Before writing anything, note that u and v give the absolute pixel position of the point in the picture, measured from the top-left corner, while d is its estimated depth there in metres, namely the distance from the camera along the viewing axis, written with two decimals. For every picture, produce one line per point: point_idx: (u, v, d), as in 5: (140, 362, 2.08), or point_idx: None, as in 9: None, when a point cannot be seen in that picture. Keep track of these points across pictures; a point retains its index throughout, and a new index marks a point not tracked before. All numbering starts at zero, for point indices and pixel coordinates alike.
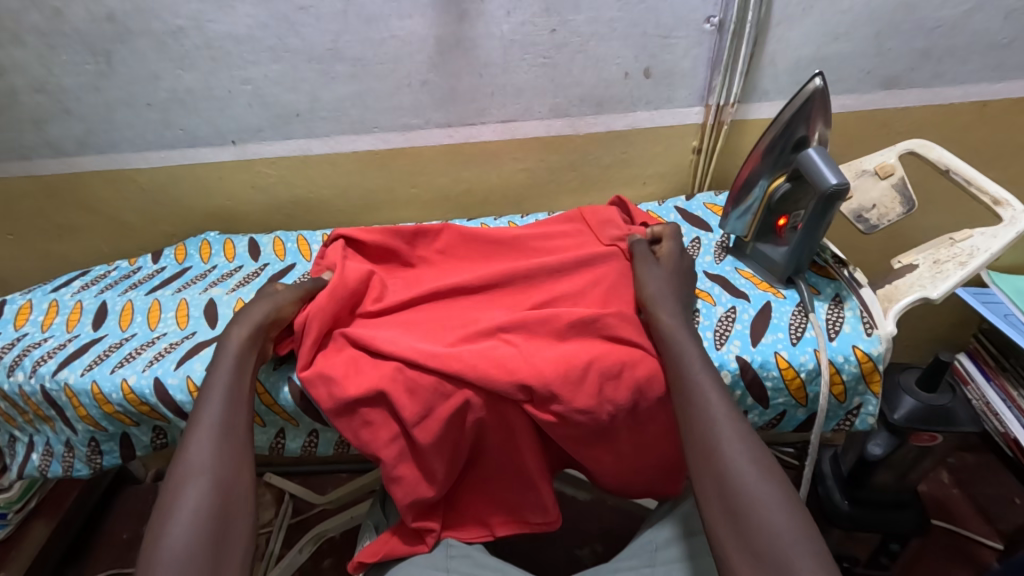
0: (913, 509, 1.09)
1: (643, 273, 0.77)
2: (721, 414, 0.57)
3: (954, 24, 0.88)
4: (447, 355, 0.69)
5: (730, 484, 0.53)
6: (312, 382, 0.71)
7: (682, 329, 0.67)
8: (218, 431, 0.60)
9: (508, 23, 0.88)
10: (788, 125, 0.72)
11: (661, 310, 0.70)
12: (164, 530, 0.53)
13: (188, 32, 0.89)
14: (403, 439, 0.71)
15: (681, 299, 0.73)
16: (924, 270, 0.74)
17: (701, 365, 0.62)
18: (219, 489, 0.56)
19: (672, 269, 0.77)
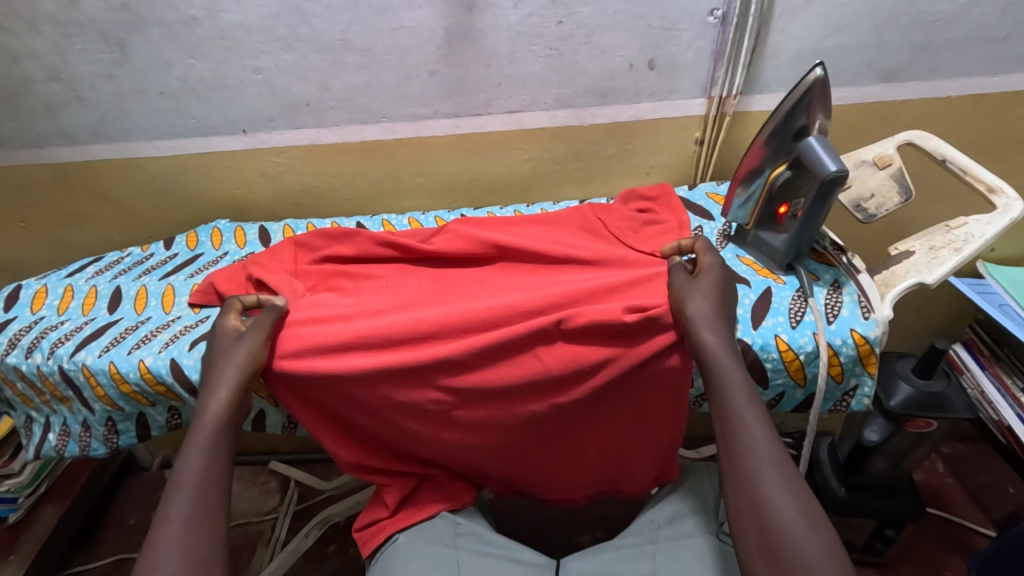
0: (908, 496, 1.12)
1: (680, 287, 0.69)
2: (767, 455, 0.57)
3: (952, 18, 0.90)
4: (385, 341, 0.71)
5: (773, 527, 0.54)
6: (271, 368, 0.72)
7: (725, 353, 0.63)
8: (191, 526, 0.57)
9: (515, 14, 0.90)
10: (789, 114, 0.73)
11: (708, 329, 0.64)
12: None
13: (201, 22, 0.91)
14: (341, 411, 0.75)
15: (724, 322, 0.66)
16: (920, 256, 0.75)
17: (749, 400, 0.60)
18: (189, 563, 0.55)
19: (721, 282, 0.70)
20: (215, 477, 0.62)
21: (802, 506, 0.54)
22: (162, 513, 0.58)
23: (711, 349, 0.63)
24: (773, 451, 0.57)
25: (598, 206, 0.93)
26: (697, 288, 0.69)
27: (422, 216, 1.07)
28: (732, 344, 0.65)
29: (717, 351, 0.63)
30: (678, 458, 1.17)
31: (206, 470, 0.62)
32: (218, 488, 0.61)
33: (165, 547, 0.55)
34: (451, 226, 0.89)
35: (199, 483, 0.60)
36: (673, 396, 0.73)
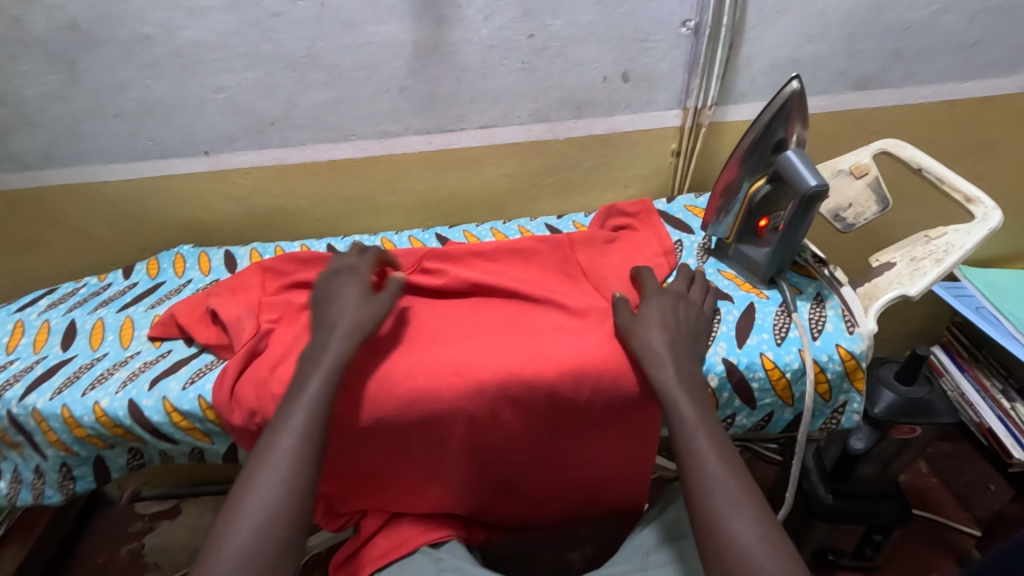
0: (895, 501, 1.13)
1: (625, 324, 0.70)
2: (721, 480, 0.57)
3: (923, 26, 0.90)
4: None
5: (726, 557, 0.53)
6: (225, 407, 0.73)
7: (677, 383, 0.64)
8: (287, 479, 0.59)
9: (486, 28, 0.87)
10: (767, 127, 0.72)
11: (651, 362, 0.65)
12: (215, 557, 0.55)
13: (157, 40, 0.87)
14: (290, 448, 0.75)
15: (678, 351, 0.67)
16: (902, 268, 0.74)
17: (699, 429, 0.60)
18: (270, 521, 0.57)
19: (668, 314, 0.70)
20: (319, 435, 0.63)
21: (761, 532, 0.53)
22: (282, 423, 0.63)
23: (666, 382, 0.64)
24: (732, 481, 0.57)
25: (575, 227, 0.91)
26: (646, 320, 0.69)
27: (396, 235, 1.04)
28: (689, 375, 0.65)
29: (675, 383, 0.64)
30: (665, 471, 1.15)
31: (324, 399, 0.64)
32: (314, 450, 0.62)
33: (278, 458, 0.60)
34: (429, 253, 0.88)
35: (303, 435, 0.62)
36: (638, 437, 0.74)
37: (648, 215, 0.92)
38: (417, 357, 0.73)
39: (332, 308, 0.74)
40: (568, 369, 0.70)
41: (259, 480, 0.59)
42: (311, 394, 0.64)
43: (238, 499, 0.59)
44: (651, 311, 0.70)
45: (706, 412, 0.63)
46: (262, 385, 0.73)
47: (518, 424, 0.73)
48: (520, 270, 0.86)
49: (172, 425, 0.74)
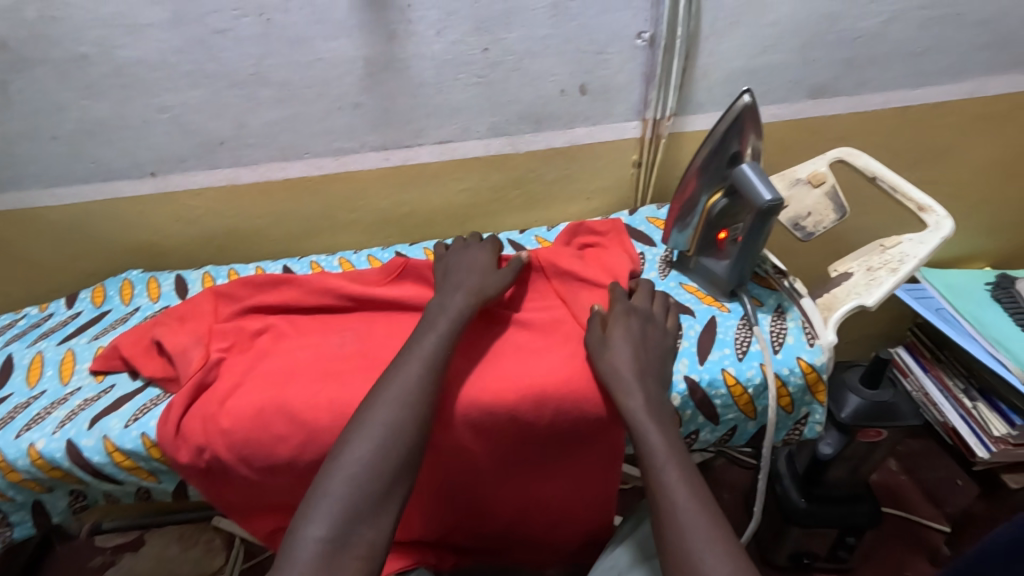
0: (867, 502, 1.13)
1: (594, 347, 0.69)
2: (691, 511, 0.55)
3: (873, 35, 0.91)
4: (257, 415, 0.69)
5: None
6: (173, 443, 0.69)
7: (646, 412, 0.62)
8: (408, 401, 0.62)
9: (439, 43, 0.85)
10: (723, 139, 0.71)
11: (618, 389, 0.64)
12: (337, 463, 0.58)
13: (93, 60, 0.83)
14: (239, 483, 0.71)
15: (645, 379, 0.65)
16: (859, 278, 0.74)
17: (668, 460, 0.58)
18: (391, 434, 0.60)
19: (635, 336, 0.69)
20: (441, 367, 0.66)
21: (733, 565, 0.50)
22: (411, 352, 0.67)
23: (637, 412, 0.62)
24: (702, 515, 0.54)
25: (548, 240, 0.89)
26: (615, 343, 0.68)
27: (355, 255, 1.01)
28: (658, 403, 0.64)
29: (647, 413, 0.62)
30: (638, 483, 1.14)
31: (435, 355, 0.66)
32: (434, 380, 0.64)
33: (396, 397, 0.62)
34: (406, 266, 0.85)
35: (427, 364, 0.65)
36: (603, 458, 0.73)
37: (611, 228, 0.91)
38: None
39: (456, 273, 0.79)
40: (529, 393, 0.68)
41: (373, 417, 0.61)
42: (440, 331, 0.69)
43: (351, 434, 0.60)
44: (619, 333, 0.69)
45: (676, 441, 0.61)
46: (209, 421, 0.69)
47: (481, 449, 0.70)
48: None
49: (114, 465, 0.71)
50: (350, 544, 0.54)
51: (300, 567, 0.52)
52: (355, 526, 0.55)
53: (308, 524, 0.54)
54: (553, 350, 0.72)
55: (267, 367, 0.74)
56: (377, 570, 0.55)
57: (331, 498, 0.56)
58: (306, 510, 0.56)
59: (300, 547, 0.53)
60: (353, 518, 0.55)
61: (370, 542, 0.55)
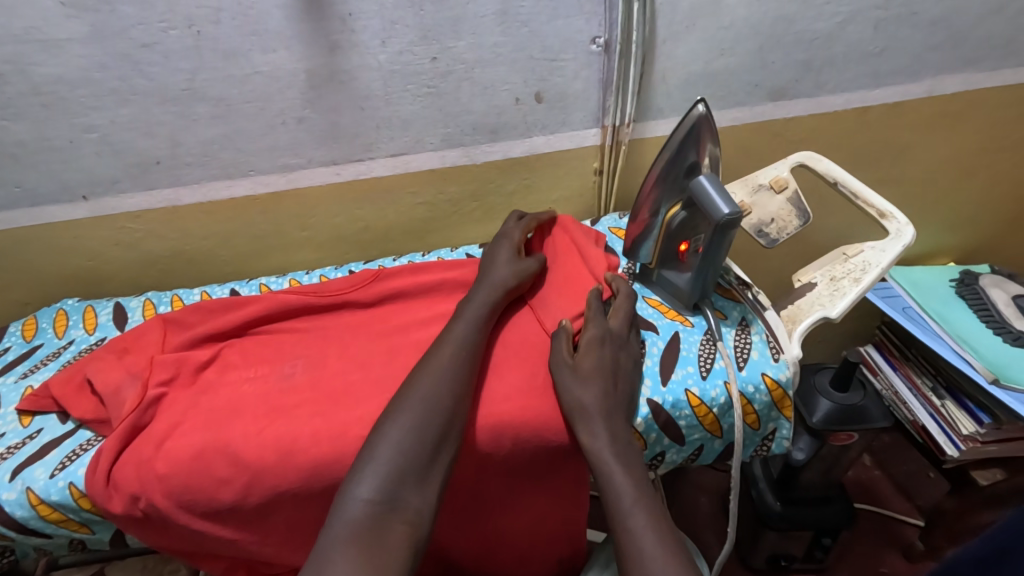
0: (840, 504, 1.12)
1: (561, 381, 0.64)
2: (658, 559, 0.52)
3: (829, 36, 0.90)
4: (196, 460, 0.64)
5: None
6: (106, 494, 0.63)
7: (612, 452, 0.60)
8: (445, 377, 0.61)
9: (384, 53, 0.81)
10: (679, 149, 0.68)
11: (583, 422, 0.62)
12: (381, 433, 0.57)
13: (9, 78, 0.76)
14: (176, 530, 0.65)
15: (612, 417, 0.62)
16: (822, 288, 0.72)
17: (635, 504, 0.56)
18: (431, 408, 0.58)
19: (603, 364, 0.65)
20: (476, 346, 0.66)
21: None
22: (449, 333, 0.66)
23: (606, 453, 0.60)
24: (671, 563, 0.52)
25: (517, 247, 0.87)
26: (584, 370, 0.64)
27: (307, 275, 0.97)
28: (621, 437, 0.61)
29: (617, 455, 0.60)
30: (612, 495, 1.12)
31: (468, 336, 0.66)
32: (471, 358, 0.64)
33: (436, 371, 0.61)
34: (382, 271, 0.85)
35: (462, 342, 0.65)
36: (569, 488, 0.71)
37: (570, 228, 0.87)
38: (321, 422, 0.65)
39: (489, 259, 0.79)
40: (488, 424, 0.64)
41: (415, 388, 0.60)
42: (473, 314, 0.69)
43: (394, 405, 0.59)
44: (590, 361, 0.65)
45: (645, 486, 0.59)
46: (143, 468, 0.64)
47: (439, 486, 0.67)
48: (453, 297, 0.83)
49: (40, 519, 0.66)
50: (396, 507, 0.53)
51: (349, 524, 0.51)
52: (401, 492, 0.54)
53: (356, 484, 0.54)
54: (513, 371, 0.69)
55: (209, 404, 0.69)
56: (423, 540, 0.53)
57: (377, 463, 0.55)
58: (353, 474, 0.55)
59: (347, 506, 0.52)
60: (398, 481, 0.54)
61: (416, 507, 0.54)
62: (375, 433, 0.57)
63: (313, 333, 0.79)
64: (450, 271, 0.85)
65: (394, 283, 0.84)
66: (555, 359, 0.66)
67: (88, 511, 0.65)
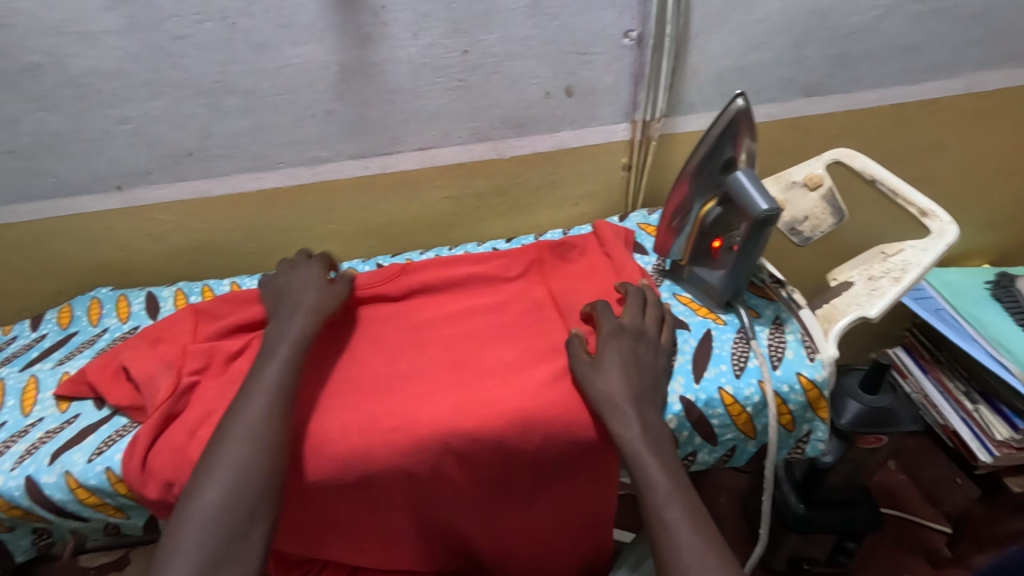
0: (863, 507, 1.10)
1: (581, 373, 0.65)
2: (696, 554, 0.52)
3: (867, 30, 0.88)
4: None
5: None
6: (143, 480, 0.64)
7: (643, 443, 0.59)
8: (253, 435, 0.58)
9: (415, 45, 0.81)
10: (715, 145, 0.66)
11: (612, 415, 0.61)
12: (190, 510, 0.55)
13: (47, 69, 0.77)
14: None
15: (642, 406, 0.61)
16: (859, 288, 0.70)
17: (672, 497, 0.56)
18: (240, 477, 0.56)
19: (626, 357, 0.65)
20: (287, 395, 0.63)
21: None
22: (253, 387, 0.62)
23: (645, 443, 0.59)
24: (711, 556, 0.52)
25: (546, 243, 0.86)
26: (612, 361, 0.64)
27: None
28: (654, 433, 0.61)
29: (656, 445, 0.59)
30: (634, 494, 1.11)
31: (271, 392, 0.62)
32: (282, 410, 0.61)
33: (245, 434, 0.58)
34: (408, 266, 0.84)
35: (271, 393, 0.62)
36: (598, 484, 0.70)
37: (607, 231, 0.87)
38: (351, 413, 0.65)
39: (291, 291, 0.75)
40: (515, 418, 0.64)
41: (223, 457, 0.57)
42: (281, 359, 0.65)
43: (199, 479, 0.56)
44: (609, 360, 0.64)
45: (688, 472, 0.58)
46: (176, 454, 0.64)
47: (465, 479, 0.66)
48: (484, 293, 0.83)
49: (78, 502, 0.67)
50: None
51: None
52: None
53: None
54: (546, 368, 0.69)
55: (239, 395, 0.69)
56: None
57: (185, 551, 0.53)
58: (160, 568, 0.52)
59: None
60: (207, 566, 0.52)
61: None
62: (185, 512, 0.55)
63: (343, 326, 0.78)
64: (479, 266, 0.85)
65: (426, 273, 0.84)
66: (573, 358, 0.66)
67: (124, 495, 0.66)
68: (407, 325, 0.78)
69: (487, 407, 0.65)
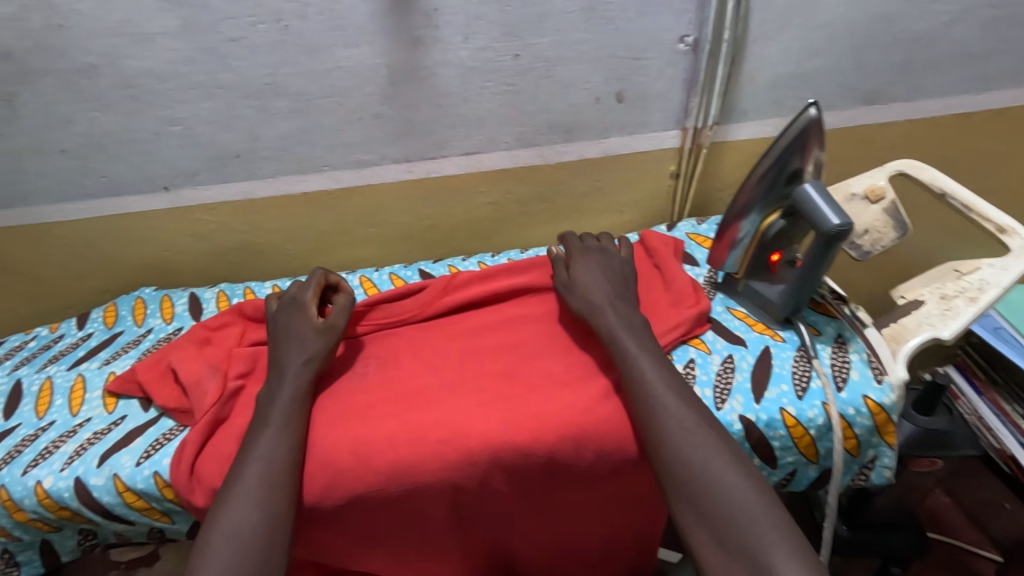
0: (910, 531, 1.04)
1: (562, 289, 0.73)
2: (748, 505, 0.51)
3: (933, 36, 0.84)
4: None
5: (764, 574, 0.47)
6: (191, 488, 0.63)
7: (657, 377, 0.60)
8: (261, 492, 0.56)
9: (466, 49, 0.80)
10: (783, 156, 0.63)
11: (593, 314, 0.68)
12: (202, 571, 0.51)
13: (102, 70, 0.78)
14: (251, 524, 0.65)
15: (616, 302, 0.69)
16: (932, 307, 0.67)
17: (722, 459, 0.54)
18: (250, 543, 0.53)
19: (597, 267, 0.74)
20: (295, 448, 0.60)
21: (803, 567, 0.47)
22: (248, 453, 0.59)
23: (693, 463, 0.54)
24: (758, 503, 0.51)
25: None
26: (647, 380, 0.60)
27: (376, 273, 0.96)
28: None
29: (703, 464, 0.54)
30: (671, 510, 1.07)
31: (274, 446, 0.59)
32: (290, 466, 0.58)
33: (251, 490, 0.56)
34: (452, 282, 0.81)
35: (275, 452, 0.59)
36: (646, 503, 0.67)
37: (656, 241, 0.83)
38: (399, 423, 0.64)
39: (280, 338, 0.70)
40: (567, 434, 0.62)
41: (226, 521, 0.54)
42: (277, 420, 0.62)
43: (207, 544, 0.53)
44: (584, 271, 0.73)
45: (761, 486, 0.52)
46: (225, 462, 0.63)
47: (512, 493, 0.65)
48: (532, 302, 0.80)
49: (125, 505, 0.67)
50: None
51: None
52: None
53: None
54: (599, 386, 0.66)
55: None
56: None
57: None
58: None
59: None
60: None
61: None
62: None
63: (393, 338, 0.77)
64: (523, 275, 0.82)
65: (471, 276, 0.82)
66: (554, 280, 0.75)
67: (170, 499, 0.66)
68: (453, 334, 0.76)
69: (539, 422, 0.62)
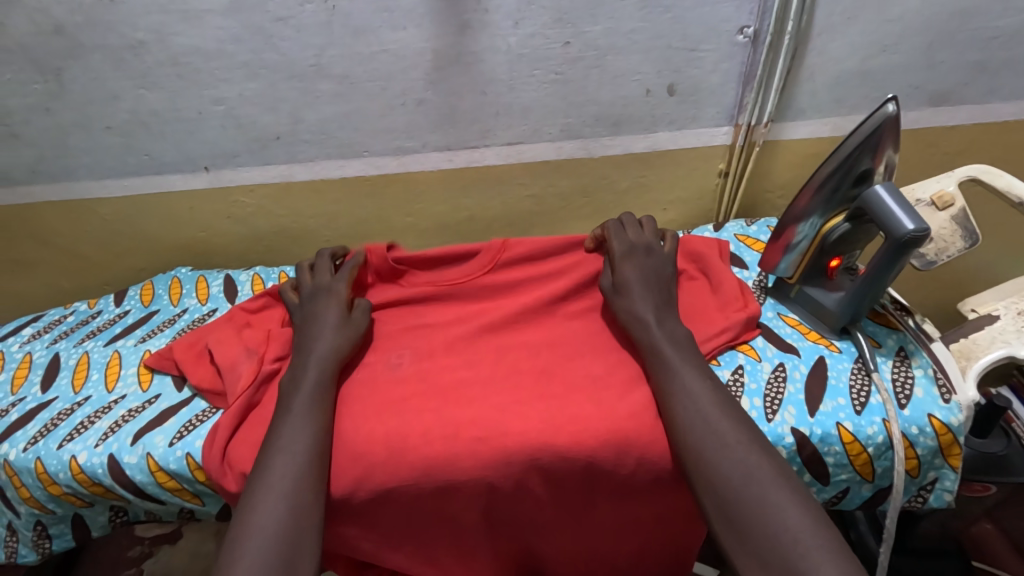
0: (957, 559, 0.95)
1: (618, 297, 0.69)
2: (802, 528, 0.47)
3: (1014, 34, 0.79)
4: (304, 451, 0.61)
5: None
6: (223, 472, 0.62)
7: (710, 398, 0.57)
8: (288, 484, 0.54)
9: (515, 35, 0.77)
10: (851, 156, 0.60)
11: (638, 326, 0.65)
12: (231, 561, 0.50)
13: (150, 47, 0.78)
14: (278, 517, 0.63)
15: (664, 317, 0.65)
16: (1008, 322, 0.65)
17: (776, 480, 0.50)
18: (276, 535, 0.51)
19: (644, 272, 0.70)
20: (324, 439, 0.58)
21: None
22: (273, 444, 0.57)
23: (746, 487, 0.50)
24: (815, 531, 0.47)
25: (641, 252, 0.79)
26: (702, 399, 0.57)
27: None
28: None
29: (759, 490, 0.50)
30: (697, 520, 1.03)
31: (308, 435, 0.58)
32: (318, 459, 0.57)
33: (278, 482, 0.54)
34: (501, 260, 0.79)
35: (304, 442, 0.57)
36: (683, 516, 0.64)
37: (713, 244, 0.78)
38: (434, 417, 0.62)
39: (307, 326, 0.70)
40: (609, 438, 0.59)
41: (252, 512, 0.52)
42: (303, 410, 0.60)
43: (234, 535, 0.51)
44: (632, 277, 0.69)
45: (817, 519, 0.48)
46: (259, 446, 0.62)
47: (548, 496, 0.62)
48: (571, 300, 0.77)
49: (157, 485, 0.66)
50: None
51: None
52: None
53: None
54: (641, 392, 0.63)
55: None
56: None
57: None
58: None
59: None
60: None
61: None
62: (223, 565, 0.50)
63: (430, 330, 0.75)
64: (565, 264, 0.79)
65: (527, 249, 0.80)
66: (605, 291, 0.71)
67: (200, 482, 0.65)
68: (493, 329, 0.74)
69: (577, 427, 0.60)
